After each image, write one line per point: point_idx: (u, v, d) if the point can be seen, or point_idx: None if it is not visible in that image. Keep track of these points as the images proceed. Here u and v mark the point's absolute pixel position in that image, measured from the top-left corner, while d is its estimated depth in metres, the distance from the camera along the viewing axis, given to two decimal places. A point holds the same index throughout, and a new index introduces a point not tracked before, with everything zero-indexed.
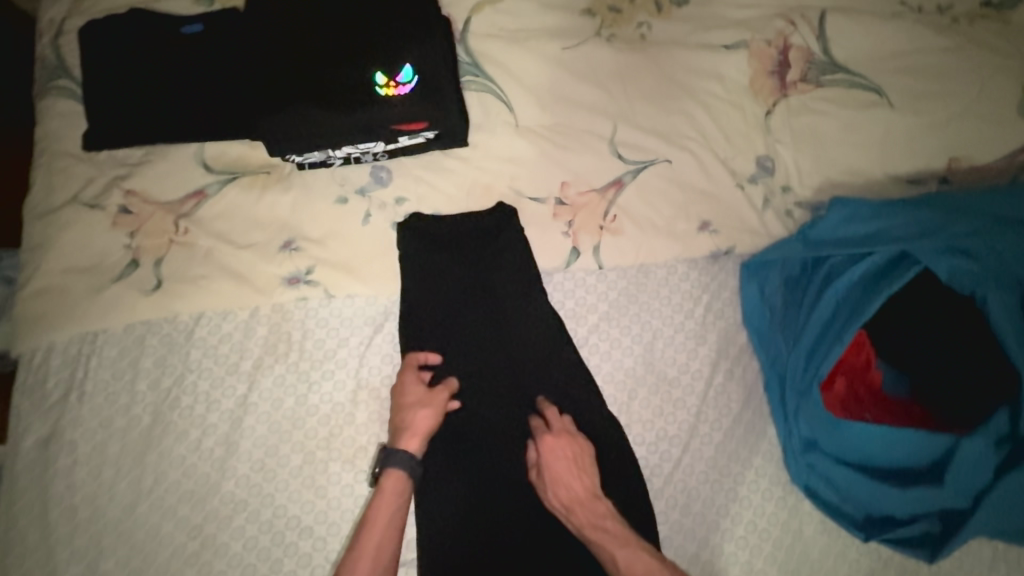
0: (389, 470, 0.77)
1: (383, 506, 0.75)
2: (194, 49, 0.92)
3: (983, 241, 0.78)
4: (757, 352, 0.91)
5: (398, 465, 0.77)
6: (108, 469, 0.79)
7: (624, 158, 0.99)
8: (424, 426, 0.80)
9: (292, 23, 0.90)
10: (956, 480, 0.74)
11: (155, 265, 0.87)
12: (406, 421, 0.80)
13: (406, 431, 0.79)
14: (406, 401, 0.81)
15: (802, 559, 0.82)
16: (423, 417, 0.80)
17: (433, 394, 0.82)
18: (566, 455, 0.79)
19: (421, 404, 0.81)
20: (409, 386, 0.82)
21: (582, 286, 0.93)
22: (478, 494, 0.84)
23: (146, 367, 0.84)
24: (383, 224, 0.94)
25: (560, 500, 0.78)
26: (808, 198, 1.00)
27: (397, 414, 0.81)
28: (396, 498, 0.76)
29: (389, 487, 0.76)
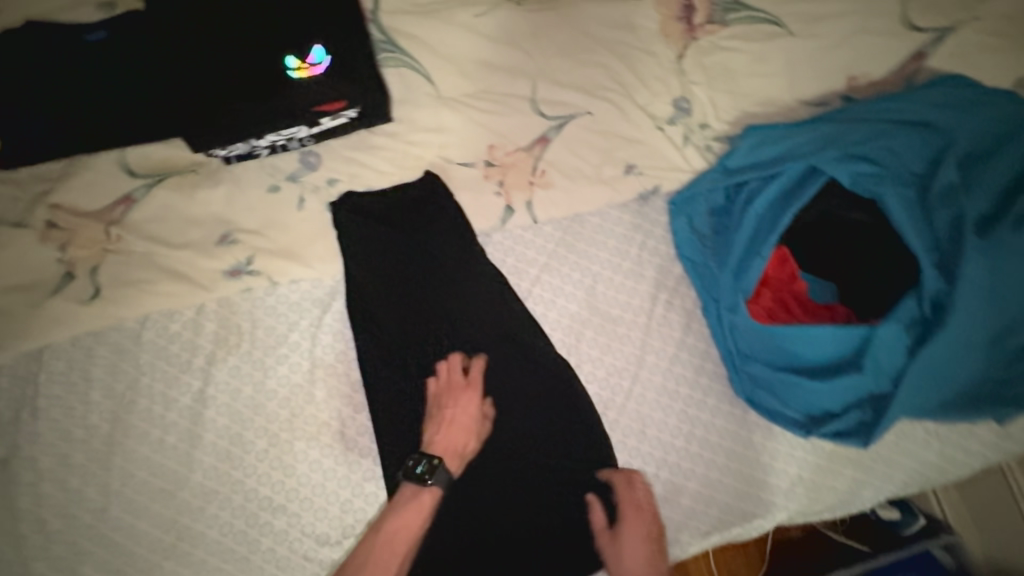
0: (434, 486, 0.78)
1: (413, 519, 0.76)
2: (102, 56, 0.89)
3: (879, 145, 0.85)
4: (693, 281, 0.95)
5: (442, 484, 0.79)
6: (73, 479, 0.80)
7: (546, 114, 1.01)
8: (471, 448, 0.83)
9: (200, 21, 0.88)
10: (877, 366, 0.81)
11: (92, 274, 0.87)
12: (455, 440, 0.82)
13: (451, 449, 0.82)
14: (462, 421, 0.83)
15: (753, 464, 0.88)
16: (471, 443, 0.83)
17: (483, 424, 0.85)
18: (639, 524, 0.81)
19: (473, 431, 0.84)
20: (468, 404, 0.84)
21: (521, 242, 0.96)
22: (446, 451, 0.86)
23: (98, 376, 0.84)
24: (318, 206, 0.95)
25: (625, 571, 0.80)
26: (726, 130, 1.05)
27: (450, 432, 0.82)
28: (425, 514, 0.77)
29: (425, 500, 0.78)
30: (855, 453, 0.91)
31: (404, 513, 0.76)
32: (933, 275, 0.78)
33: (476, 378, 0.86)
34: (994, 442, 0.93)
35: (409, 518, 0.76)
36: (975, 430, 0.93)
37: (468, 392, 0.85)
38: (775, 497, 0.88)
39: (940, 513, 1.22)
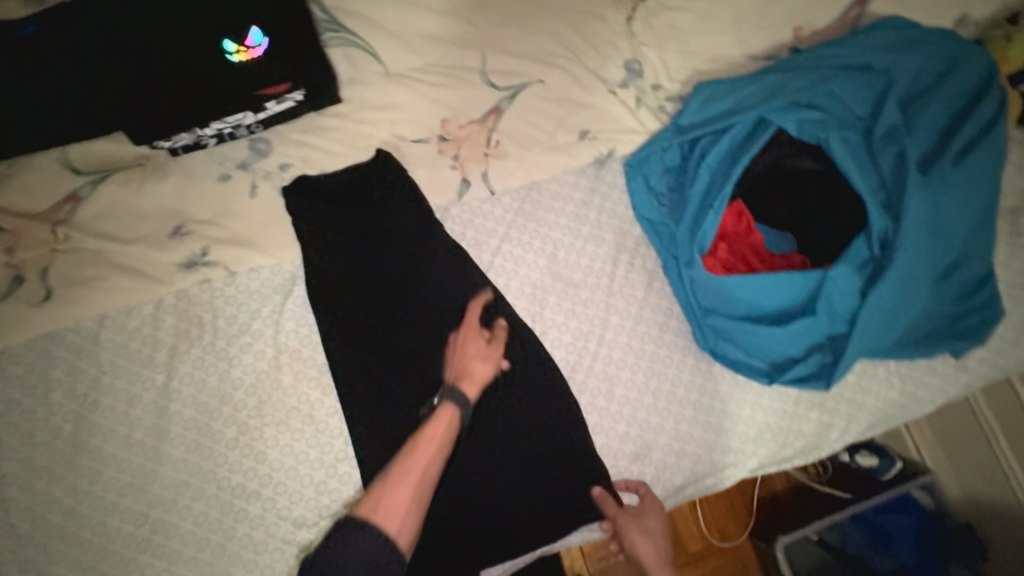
0: (445, 403, 0.74)
1: (434, 434, 0.71)
2: (34, 57, 0.82)
3: (822, 92, 0.86)
4: (652, 240, 0.96)
5: (455, 403, 0.75)
6: (39, 482, 0.79)
7: (497, 85, 1.01)
8: (483, 373, 0.79)
9: (142, 21, 0.83)
10: (831, 308, 0.83)
11: (43, 276, 0.85)
12: (465, 369, 0.79)
13: (465, 376, 0.78)
14: (467, 351, 0.81)
15: (720, 414, 0.90)
16: (485, 368, 0.80)
17: (493, 348, 0.83)
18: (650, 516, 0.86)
19: (481, 357, 0.81)
20: (469, 336, 0.83)
21: (479, 215, 0.96)
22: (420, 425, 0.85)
23: (58, 378, 0.83)
24: (271, 192, 0.94)
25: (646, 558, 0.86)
26: (677, 90, 1.05)
27: (460, 361, 0.80)
28: (445, 431, 0.72)
29: (443, 420, 0.73)
30: (819, 397, 0.93)
31: (425, 432, 0.71)
32: (879, 215, 0.80)
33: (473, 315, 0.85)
34: (954, 376, 0.96)
35: (429, 436, 0.71)
36: (934, 365, 0.96)
37: (463, 327, 0.84)
38: (744, 445, 0.91)
39: (918, 457, 1.26)
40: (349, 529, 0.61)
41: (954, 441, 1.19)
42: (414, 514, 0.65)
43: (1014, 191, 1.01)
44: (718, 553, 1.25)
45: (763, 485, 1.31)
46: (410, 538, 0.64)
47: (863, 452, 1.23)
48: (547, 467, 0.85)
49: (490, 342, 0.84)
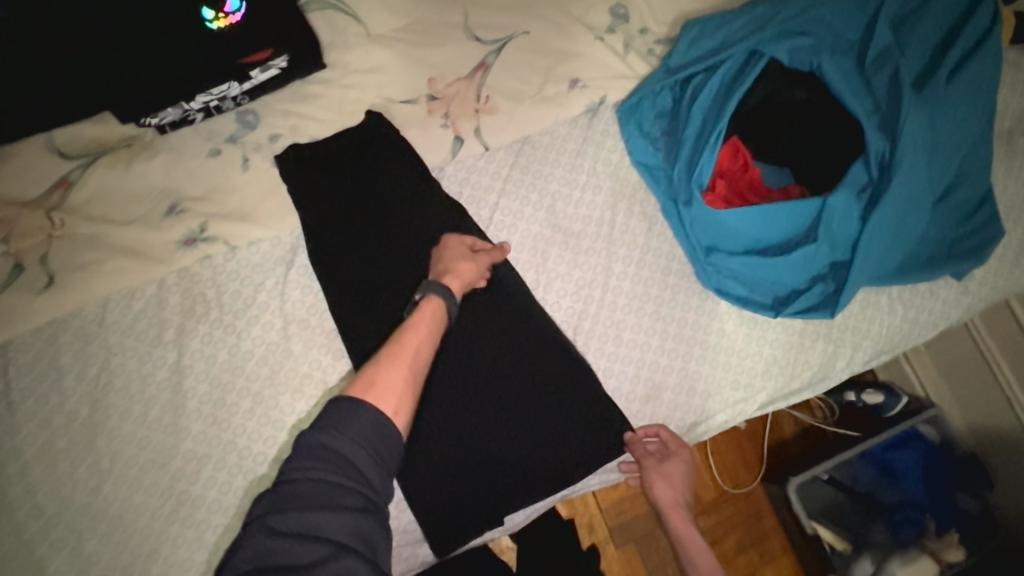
0: (431, 292, 0.77)
1: (422, 323, 0.74)
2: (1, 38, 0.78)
3: (809, 18, 0.86)
4: (650, 185, 0.96)
5: (438, 295, 0.77)
6: (62, 464, 0.80)
7: (482, 40, 0.99)
8: (467, 274, 0.82)
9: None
10: (832, 235, 0.83)
11: (42, 263, 0.85)
12: (450, 266, 0.81)
13: (449, 275, 0.81)
14: (449, 253, 0.83)
15: (729, 351, 0.91)
16: (470, 271, 0.82)
17: (480, 257, 0.85)
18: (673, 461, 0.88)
19: (466, 259, 0.83)
20: (455, 244, 0.85)
21: (474, 172, 0.95)
22: (432, 382, 0.84)
23: (68, 363, 0.83)
24: (264, 164, 0.93)
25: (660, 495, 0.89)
26: (666, 32, 1.03)
27: (444, 262, 0.82)
28: (435, 320, 0.75)
29: (427, 309, 0.75)
30: (825, 328, 0.94)
31: (412, 319, 0.74)
32: (876, 136, 0.80)
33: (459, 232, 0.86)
34: (955, 298, 0.97)
35: (416, 324, 0.73)
36: (936, 290, 0.97)
37: (448, 236, 0.86)
38: (754, 380, 0.92)
39: (923, 394, 1.26)
40: (347, 407, 0.62)
41: (957, 374, 1.20)
42: (409, 392, 0.68)
43: (1010, 112, 1.00)
44: (730, 499, 1.24)
45: (772, 429, 1.30)
46: (404, 411, 0.66)
47: (870, 390, 1.25)
48: (562, 414, 0.86)
49: (479, 251, 0.86)
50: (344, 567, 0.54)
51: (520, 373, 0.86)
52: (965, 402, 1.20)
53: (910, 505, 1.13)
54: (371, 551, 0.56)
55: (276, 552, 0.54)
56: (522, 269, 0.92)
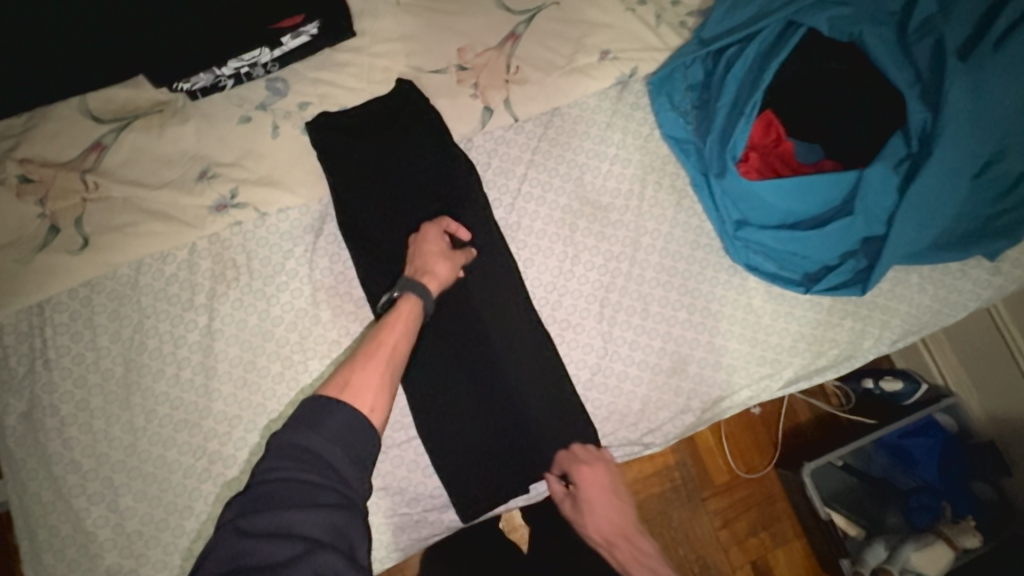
0: (407, 293, 0.78)
1: (399, 325, 0.75)
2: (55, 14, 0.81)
3: None
4: (680, 159, 0.95)
5: (415, 292, 0.78)
6: (98, 421, 0.82)
7: (512, 9, 0.98)
8: (444, 275, 0.82)
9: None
10: (868, 208, 0.83)
11: (77, 224, 0.86)
12: (429, 266, 0.82)
13: (427, 273, 0.81)
14: (428, 249, 0.84)
15: (757, 326, 0.92)
16: (446, 270, 0.83)
17: (455, 255, 0.85)
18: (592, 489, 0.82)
19: (444, 257, 0.83)
20: (430, 240, 0.84)
21: (502, 143, 0.95)
22: (461, 350, 0.87)
23: (103, 324, 0.85)
24: (293, 131, 0.93)
25: (601, 533, 0.80)
26: (697, 5, 1.02)
27: (421, 259, 0.83)
28: (411, 320, 0.76)
29: (405, 307, 0.77)
30: (853, 305, 0.93)
31: (389, 318, 0.76)
32: (917, 108, 0.79)
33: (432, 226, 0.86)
34: (987, 279, 0.95)
35: (393, 321, 0.75)
36: (967, 270, 0.96)
37: (428, 225, 0.86)
38: (781, 355, 0.92)
39: (942, 382, 1.24)
40: (323, 404, 0.61)
41: (980, 362, 1.18)
42: (386, 390, 0.68)
43: None
44: (743, 483, 1.24)
45: (787, 416, 1.30)
46: (382, 409, 0.67)
47: (887, 377, 1.24)
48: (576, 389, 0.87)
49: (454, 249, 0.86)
50: (320, 564, 0.51)
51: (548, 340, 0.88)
52: (985, 390, 1.18)
53: (925, 491, 1.13)
54: (349, 549, 0.54)
55: (247, 554, 0.52)
56: (549, 240, 0.92)
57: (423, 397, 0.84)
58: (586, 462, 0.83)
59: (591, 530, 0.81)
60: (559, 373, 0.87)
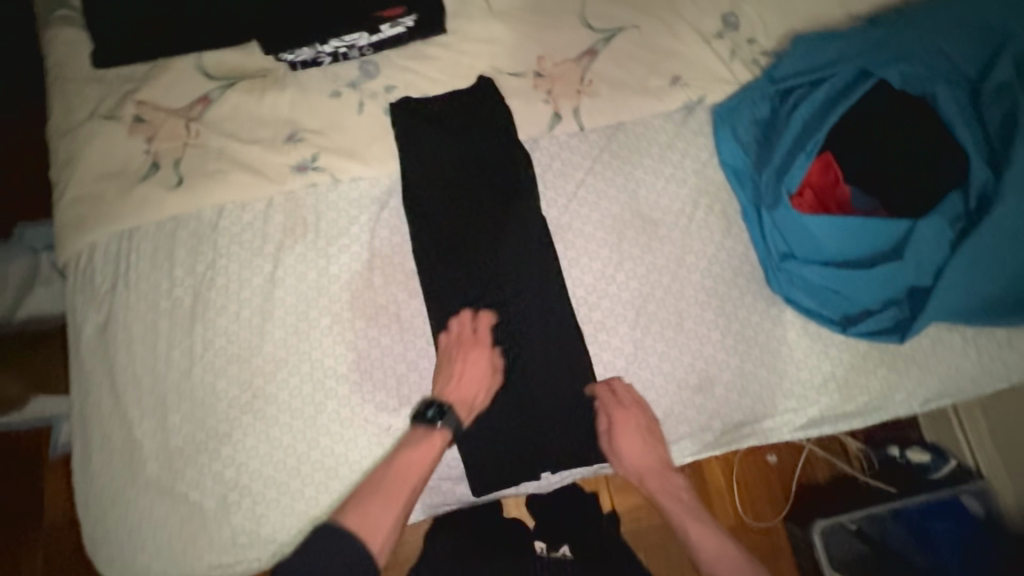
0: (444, 428, 0.84)
1: (425, 455, 0.83)
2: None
3: (916, 46, 0.90)
4: (734, 188, 0.98)
5: (451, 429, 0.84)
6: (162, 342, 0.89)
7: (595, 27, 1.04)
8: (479, 402, 0.87)
9: None
10: (918, 258, 0.85)
11: (175, 165, 0.95)
12: (470, 393, 0.87)
13: (464, 397, 0.86)
14: (475, 373, 0.88)
15: (789, 360, 0.93)
16: (483, 393, 0.88)
17: (492, 379, 0.89)
18: (633, 433, 0.87)
19: (483, 386, 0.88)
20: (472, 356, 0.88)
21: (566, 148, 1.00)
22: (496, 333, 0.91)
23: (180, 257, 0.93)
24: (376, 110, 1.00)
25: (636, 471, 0.89)
26: (774, 45, 1.05)
27: (462, 380, 0.87)
28: (437, 451, 0.84)
29: (434, 441, 0.83)
30: (890, 355, 0.93)
31: (412, 444, 0.83)
32: (981, 169, 0.83)
33: (472, 324, 0.91)
34: None
35: (420, 454, 0.83)
36: (1015, 339, 0.95)
37: (478, 345, 0.90)
38: (809, 392, 0.93)
39: (973, 464, 1.20)
40: (336, 537, 0.74)
41: (1013, 449, 1.13)
42: (394, 525, 0.79)
43: None
44: (748, 532, 1.23)
45: (804, 471, 1.28)
46: (386, 544, 0.77)
47: (915, 448, 1.23)
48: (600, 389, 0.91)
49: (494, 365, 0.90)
50: None
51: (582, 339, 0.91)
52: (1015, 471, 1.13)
53: None
54: None
55: None
56: (597, 244, 0.96)
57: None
58: (625, 406, 0.88)
59: (627, 468, 0.89)
60: (587, 371, 0.90)
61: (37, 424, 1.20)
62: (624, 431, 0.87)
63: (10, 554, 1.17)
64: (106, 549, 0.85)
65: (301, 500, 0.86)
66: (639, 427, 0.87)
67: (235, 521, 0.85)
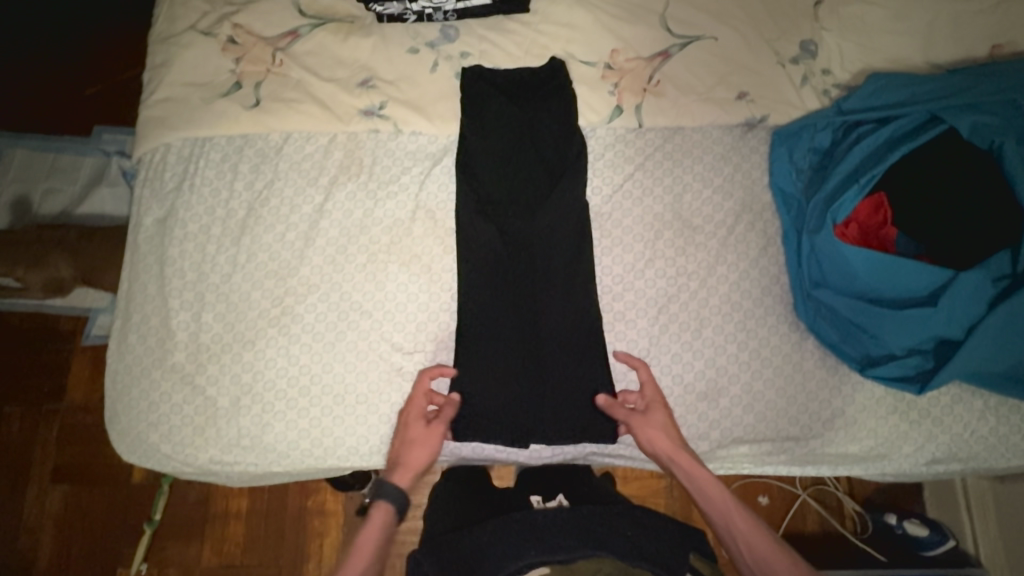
0: (380, 501, 0.82)
1: (371, 535, 0.80)
2: None
3: (992, 101, 0.89)
4: (779, 211, 0.99)
5: (388, 497, 0.82)
6: (212, 246, 0.95)
7: (673, 31, 1.06)
8: (419, 462, 0.85)
9: None
10: (953, 310, 0.84)
11: (255, 87, 1.01)
12: (402, 456, 0.85)
13: (399, 467, 0.85)
14: (407, 436, 0.87)
15: (800, 388, 0.92)
16: (426, 451, 0.86)
17: (432, 428, 0.88)
18: (668, 422, 0.87)
19: (418, 443, 0.86)
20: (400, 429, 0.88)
21: (621, 141, 1.02)
22: (517, 301, 0.95)
23: (243, 172, 0.99)
24: (448, 72, 1.05)
25: (676, 433, 0.88)
26: (847, 80, 1.05)
27: (399, 449, 0.86)
28: (382, 532, 0.80)
29: (377, 519, 0.81)
30: (905, 405, 0.92)
31: (359, 540, 0.79)
32: None
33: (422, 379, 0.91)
34: None
35: (365, 542, 0.79)
36: None
37: (406, 407, 0.88)
38: (814, 425, 0.92)
39: (973, 551, 1.17)
40: None
41: (1018, 541, 1.10)
42: None
43: None
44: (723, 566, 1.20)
45: (794, 518, 1.25)
46: None
47: (914, 520, 1.17)
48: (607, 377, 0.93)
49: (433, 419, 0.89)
50: None
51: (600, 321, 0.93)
52: (1016, 559, 1.10)
53: None
54: None
55: None
56: (632, 238, 0.98)
57: (471, 330, 0.93)
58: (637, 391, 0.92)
59: (669, 430, 0.87)
60: (597, 353, 0.93)
61: (76, 312, 1.30)
62: (661, 418, 0.88)
63: (31, 419, 1.26)
64: (124, 422, 0.91)
65: (305, 418, 0.91)
66: (671, 417, 0.88)
67: (241, 423, 0.90)
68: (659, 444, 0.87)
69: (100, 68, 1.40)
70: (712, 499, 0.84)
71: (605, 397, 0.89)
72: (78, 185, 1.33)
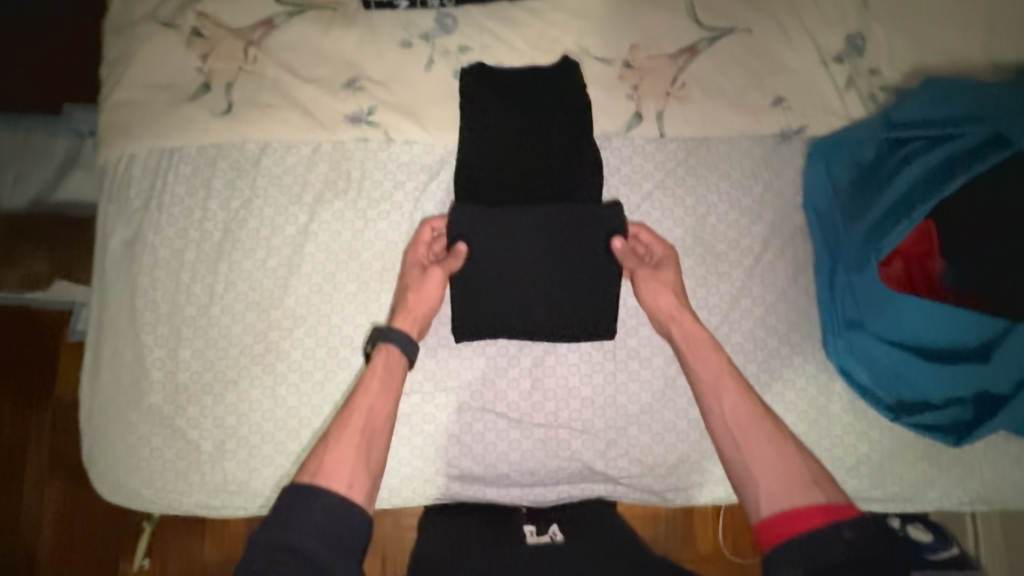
0: (382, 345, 0.79)
1: (374, 380, 0.77)
2: None
3: None
4: (812, 233, 0.89)
5: (391, 342, 0.79)
6: (186, 273, 0.87)
7: (702, 23, 0.92)
8: (422, 309, 0.82)
9: None
10: (1002, 364, 0.78)
11: (226, 89, 0.89)
12: (405, 305, 0.82)
13: (402, 314, 0.82)
14: (406, 283, 0.84)
15: (825, 434, 0.86)
16: (428, 297, 0.83)
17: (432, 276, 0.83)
18: (677, 280, 0.84)
19: (421, 290, 0.82)
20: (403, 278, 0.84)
21: (640, 154, 0.91)
22: (517, 321, 0.85)
23: (217, 188, 0.89)
24: (446, 71, 0.92)
25: (685, 294, 0.84)
26: (897, 82, 0.92)
27: (401, 297, 0.83)
28: (393, 380, 0.78)
29: (380, 361, 0.78)
30: (935, 451, 0.87)
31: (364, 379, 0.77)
32: None
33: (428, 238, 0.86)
34: None
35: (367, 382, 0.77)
36: None
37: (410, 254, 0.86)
38: (838, 472, 0.86)
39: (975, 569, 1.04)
40: (306, 490, 0.66)
41: None
42: (364, 465, 0.72)
43: None
44: (719, 561, 1.11)
45: None
46: (360, 493, 0.70)
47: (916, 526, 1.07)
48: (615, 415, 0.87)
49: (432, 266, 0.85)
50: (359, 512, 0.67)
51: (611, 317, 0.86)
52: None
53: None
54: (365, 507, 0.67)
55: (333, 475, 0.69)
56: None
57: (479, 282, 0.85)
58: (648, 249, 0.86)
59: (678, 290, 0.83)
60: (614, 280, 0.86)
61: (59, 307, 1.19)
62: (668, 277, 0.84)
63: (18, 416, 1.15)
64: (102, 464, 0.85)
65: (294, 463, 0.85)
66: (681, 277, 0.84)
67: (228, 468, 0.84)
68: (664, 304, 0.82)
69: (54, 42, 1.24)
70: (710, 364, 0.79)
71: (620, 241, 0.84)
72: (51, 167, 1.18)
